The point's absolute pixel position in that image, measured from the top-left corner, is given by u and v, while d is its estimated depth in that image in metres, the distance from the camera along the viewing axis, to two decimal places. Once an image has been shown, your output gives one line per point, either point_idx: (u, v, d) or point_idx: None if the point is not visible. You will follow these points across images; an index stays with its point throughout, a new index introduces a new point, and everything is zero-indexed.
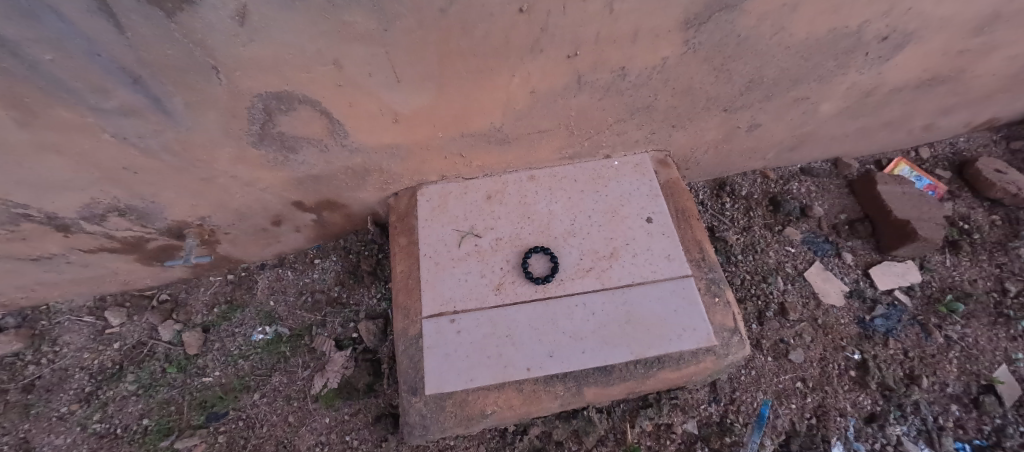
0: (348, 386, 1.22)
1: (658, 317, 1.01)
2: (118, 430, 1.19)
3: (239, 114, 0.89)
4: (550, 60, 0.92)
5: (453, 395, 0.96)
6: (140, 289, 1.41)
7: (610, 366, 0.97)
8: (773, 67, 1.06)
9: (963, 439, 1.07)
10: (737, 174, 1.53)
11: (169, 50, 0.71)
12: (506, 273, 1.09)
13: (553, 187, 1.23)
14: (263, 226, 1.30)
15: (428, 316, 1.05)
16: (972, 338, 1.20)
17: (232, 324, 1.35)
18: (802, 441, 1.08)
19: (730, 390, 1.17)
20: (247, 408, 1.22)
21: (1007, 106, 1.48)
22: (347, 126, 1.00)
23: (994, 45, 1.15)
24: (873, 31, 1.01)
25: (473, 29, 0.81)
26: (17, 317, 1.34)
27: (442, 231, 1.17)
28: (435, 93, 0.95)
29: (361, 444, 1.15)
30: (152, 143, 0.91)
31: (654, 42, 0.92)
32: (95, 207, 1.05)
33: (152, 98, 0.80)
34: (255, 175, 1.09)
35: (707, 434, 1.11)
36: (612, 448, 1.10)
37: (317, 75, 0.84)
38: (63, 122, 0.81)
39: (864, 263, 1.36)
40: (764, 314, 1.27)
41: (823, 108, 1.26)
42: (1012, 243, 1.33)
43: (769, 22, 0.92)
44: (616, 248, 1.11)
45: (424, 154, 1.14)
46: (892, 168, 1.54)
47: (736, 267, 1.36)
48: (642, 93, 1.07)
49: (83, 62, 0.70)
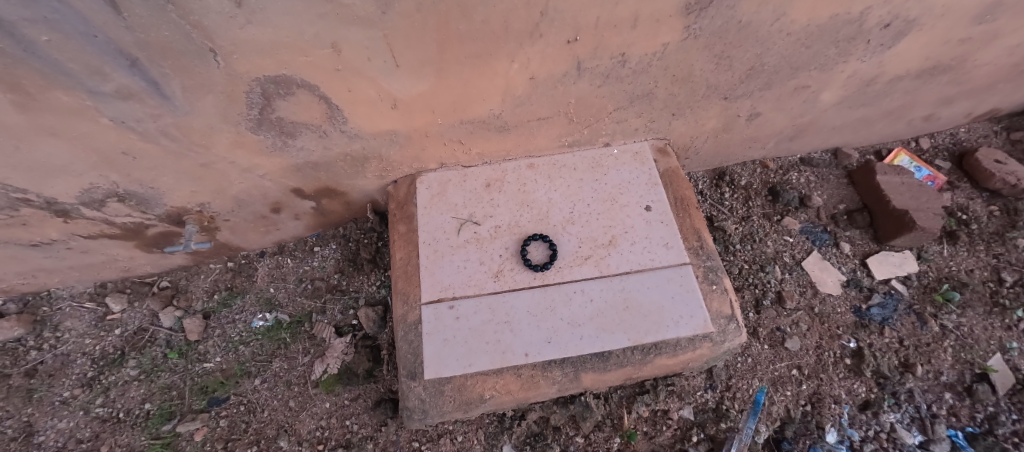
0: (348, 371, 1.24)
1: (656, 304, 1.01)
2: (120, 414, 1.21)
3: (239, 99, 0.89)
4: (550, 45, 0.92)
5: (453, 380, 0.97)
6: (141, 276, 1.41)
7: (608, 352, 0.97)
8: (773, 54, 1.05)
9: (955, 426, 1.09)
10: (737, 164, 1.52)
11: (167, 31, 0.71)
12: (505, 260, 1.10)
13: (551, 175, 1.23)
14: (263, 213, 1.30)
15: (427, 301, 1.06)
16: (967, 328, 1.21)
17: (232, 310, 1.36)
18: (796, 427, 1.10)
19: (726, 377, 1.18)
20: (248, 392, 1.23)
21: (1008, 96, 1.48)
22: (346, 112, 0.99)
23: (996, 34, 1.15)
24: (876, 17, 1.00)
25: (472, 13, 0.80)
26: (19, 303, 1.35)
27: (441, 218, 1.17)
28: (434, 78, 0.94)
29: (361, 428, 1.17)
30: (149, 127, 0.91)
31: (655, 28, 0.92)
32: (94, 193, 1.05)
33: (150, 81, 0.80)
34: (254, 161, 1.09)
35: (703, 420, 1.13)
36: (608, 433, 1.12)
37: (316, 59, 0.83)
38: (61, 106, 0.81)
39: (861, 253, 1.37)
40: (761, 303, 1.28)
41: (824, 97, 1.26)
42: (1010, 234, 1.33)
43: (770, 7, 0.91)
44: (615, 236, 1.12)
45: (424, 140, 1.14)
46: (892, 158, 1.54)
47: (734, 256, 1.37)
48: (642, 80, 1.06)
49: (79, 43, 0.69)
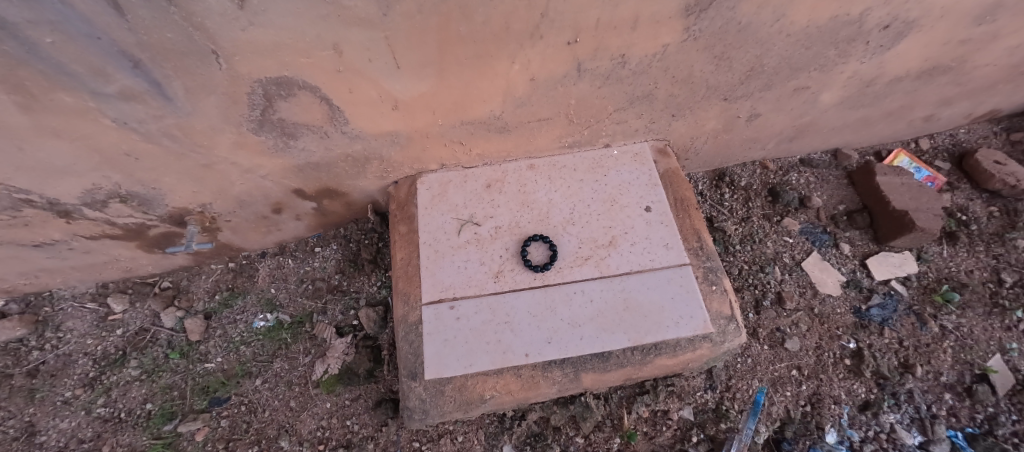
0: (348, 371, 1.24)
1: (656, 305, 1.02)
2: (122, 414, 1.21)
3: (240, 100, 0.90)
4: (550, 47, 0.92)
5: (453, 380, 0.97)
6: (142, 276, 1.42)
7: (608, 352, 0.98)
8: (773, 55, 1.05)
9: (955, 427, 1.09)
10: (737, 165, 1.53)
11: (169, 33, 0.71)
12: (506, 261, 1.10)
13: (552, 176, 1.23)
14: (264, 214, 1.31)
15: (428, 302, 1.06)
16: (967, 328, 1.21)
17: (233, 311, 1.36)
18: (796, 427, 1.11)
19: (726, 377, 1.18)
20: (249, 392, 1.24)
21: (1007, 97, 1.48)
22: (347, 113, 1.00)
23: (996, 35, 1.15)
24: (875, 19, 1.00)
25: (473, 14, 0.80)
26: (21, 303, 1.36)
27: (442, 219, 1.18)
28: (435, 79, 0.95)
29: (361, 428, 1.18)
30: (151, 128, 0.91)
31: (655, 29, 0.92)
32: (96, 193, 1.06)
33: (152, 82, 0.81)
34: (255, 161, 1.10)
35: (703, 421, 1.13)
36: (608, 433, 1.12)
37: (317, 60, 0.84)
38: (63, 107, 0.81)
39: (861, 254, 1.37)
40: (761, 303, 1.28)
41: (823, 98, 1.26)
42: (1010, 235, 1.34)
43: (770, 8, 0.92)
44: (615, 237, 1.12)
45: (425, 141, 1.15)
46: (892, 159, 1.54)
47: (734, 257, 1.37)
48: (642, 81, 1.07)
49: (82, 45, 0.70)
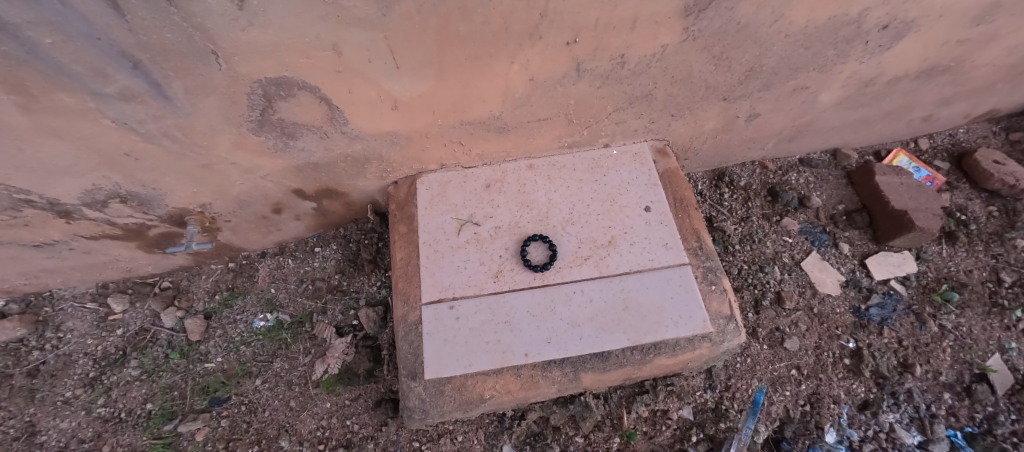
0: (348, 371, 1.24)
1: (655, 304, 1.02)
2: (122, 414, 1.21)
3: (240, 101, 0.90)
4: (549, 47, 0.92)
5: (453, 379, 0.97)
6: (142, 276, 1.42)
7: (608, 352, 0.98)
8: (773, 55, 1.06)
9: (955, 427, 1.09)
10: (736, 164, 1.53)
11: (169, 33, 0.71)
12: (505, 261, 1.10)
13: (551, 176, 1.23)
14: (264, 214, 1.31)
15: (427, 302, 1.06)
16: (966, 328, 1.21)
17: (234, 311, 1.36)
18: (795, 427, 1.11)
19: (726, 377, 1.19)
20: (249, 392, 1.24)
21: (1007, 97, 1.48)
22: (346, 113, 1.00)
23: (995, 35, 1.15)
24: (875, 19, 1.01)
25: (472, 15, 0.80)
26: (21, 303, 1.36)
27: (442, 219, 1.18)
28: (434, 80, 0.95)
29: (361, 428, 1.18)
30: (151, 128, 0.92)
31: (654, 29, 0.92)
32: (97, 193, 1.06)
33: (152, 83, 0.81)
34: (255, 162, 1.10)
35: (702, 420, 1.13)
36: (608, 433, 1.12)
37: (317, 61, 0.84)
38: (63, 108, 0.81)
39: (860, 253, 1.37)
40: (760, 303, 1.29)
41: (823, 97, 1.26)
42: (1009, 234, 1.34)
43: (769, 8, 0.92)
44: (614, 237, 1.12)
45: (424, 141, 1.15)
46: (891, 159, 1.54)
47: (733, 257, 1.37)
48: (641, 81, 1.07)
49: (82, 45, 0.70)
